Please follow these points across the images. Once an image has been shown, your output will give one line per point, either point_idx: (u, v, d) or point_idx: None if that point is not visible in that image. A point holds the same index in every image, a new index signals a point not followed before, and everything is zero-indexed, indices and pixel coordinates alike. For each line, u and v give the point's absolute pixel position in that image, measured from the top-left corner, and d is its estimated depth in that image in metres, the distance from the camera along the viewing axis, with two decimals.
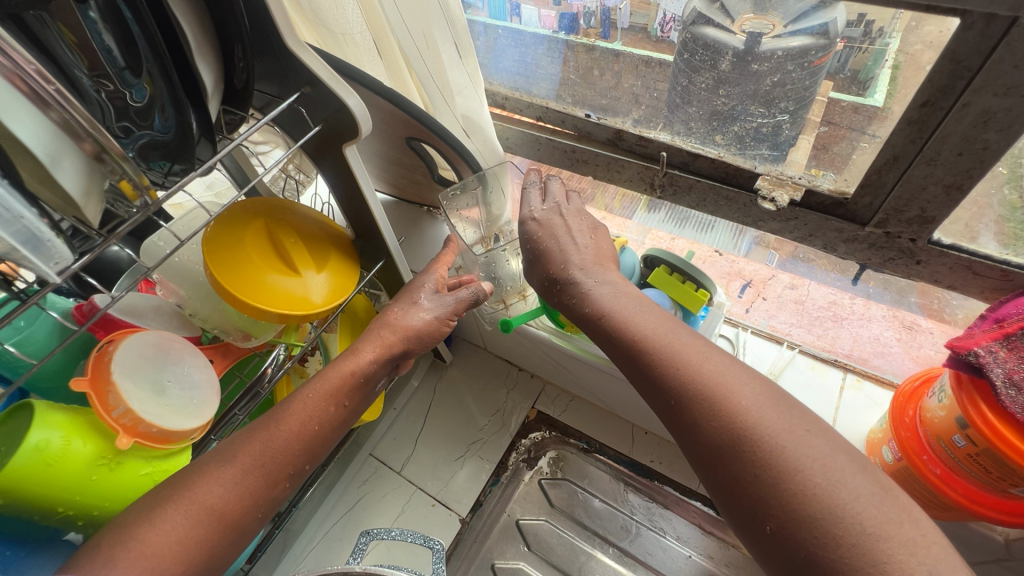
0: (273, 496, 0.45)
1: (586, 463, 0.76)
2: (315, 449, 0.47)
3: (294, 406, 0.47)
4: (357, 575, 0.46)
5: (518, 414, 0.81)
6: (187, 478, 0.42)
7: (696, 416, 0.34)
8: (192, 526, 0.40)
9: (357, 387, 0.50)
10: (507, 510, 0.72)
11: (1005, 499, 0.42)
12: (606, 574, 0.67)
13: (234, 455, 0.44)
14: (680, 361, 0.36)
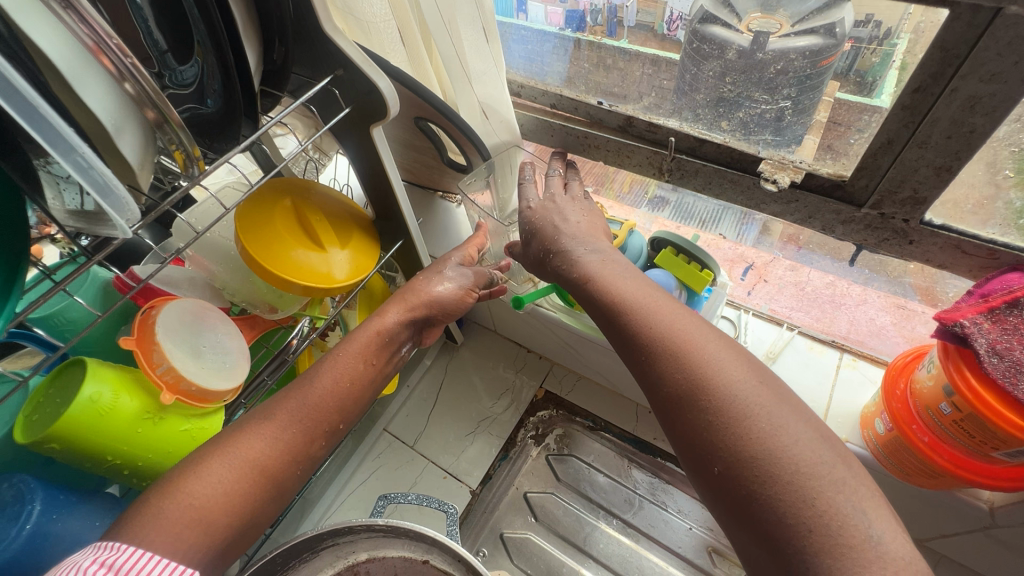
0: (310, 453, 0.47)
1: (591, 440, 0.79)
2: (349, 409, 0.50)
3: (327, 365, 0.49)
4: (381, 527, 0.51)
5: (527, 392, 0.84)
6: (228, 435, 0.44)
7: (657, 366, 0.36)
8: (236, 480, 0.42)
9: (382, 346, 0.53)
10: (515, 483, 0.75)
11: (990, 464, 0.45)
12: (610, 544, 0.70)
13: (272, 411, 0.46)
14: (653, 318, 0.38)
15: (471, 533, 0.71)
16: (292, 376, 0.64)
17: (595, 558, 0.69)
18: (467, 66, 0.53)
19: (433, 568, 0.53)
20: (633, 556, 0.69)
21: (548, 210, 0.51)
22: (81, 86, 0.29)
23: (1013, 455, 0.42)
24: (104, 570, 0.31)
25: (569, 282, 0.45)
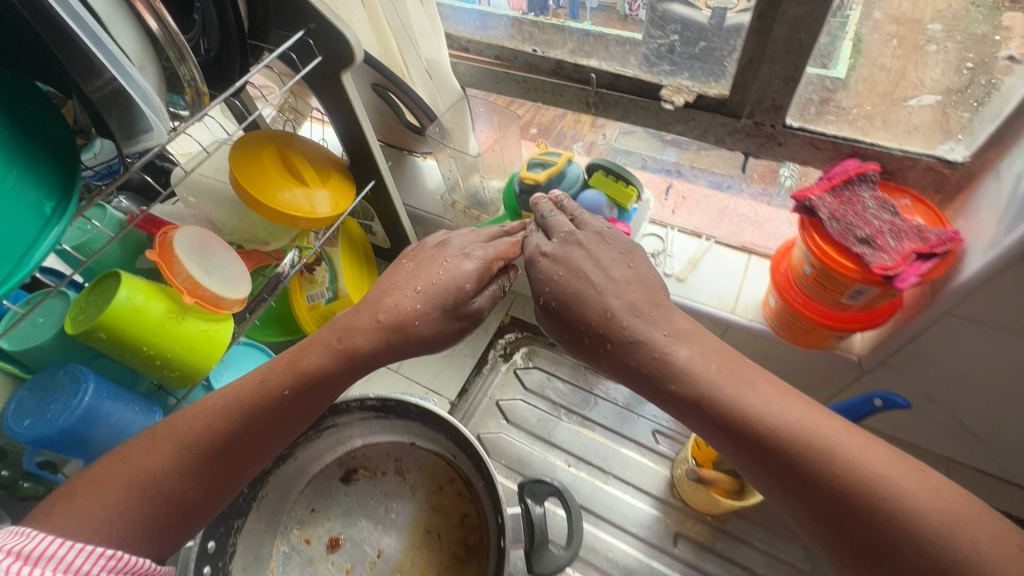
0: (235, 478, 0.49)
1: (552, 353, 0.91)
2: (280, 433, 0.51)
3: (259, 389, 0.49)
4: (372, 400, 0.63)
5: (495, 318, 0.95)
6: (139, 452, 0.45)
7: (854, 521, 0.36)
8: (139, 503, 0.43)
9: (326, 377, 0.51)
10: (488, 393, 0.87)
11: (843, 312, 0.59)
12: (570, 435, 0.82)
13: (174, 427, 0.46)
14: (819, 448, 0.38)
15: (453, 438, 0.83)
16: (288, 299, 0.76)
17: (559, 446, 0.81)
18: (412, 25, 0.63)
19: (420, 448, 0.66)
20: (591, 438, 0.82)
21: (578, 257, 0.53)
22: (113, 26, 0.39)
23: (853, 297, 0.55)
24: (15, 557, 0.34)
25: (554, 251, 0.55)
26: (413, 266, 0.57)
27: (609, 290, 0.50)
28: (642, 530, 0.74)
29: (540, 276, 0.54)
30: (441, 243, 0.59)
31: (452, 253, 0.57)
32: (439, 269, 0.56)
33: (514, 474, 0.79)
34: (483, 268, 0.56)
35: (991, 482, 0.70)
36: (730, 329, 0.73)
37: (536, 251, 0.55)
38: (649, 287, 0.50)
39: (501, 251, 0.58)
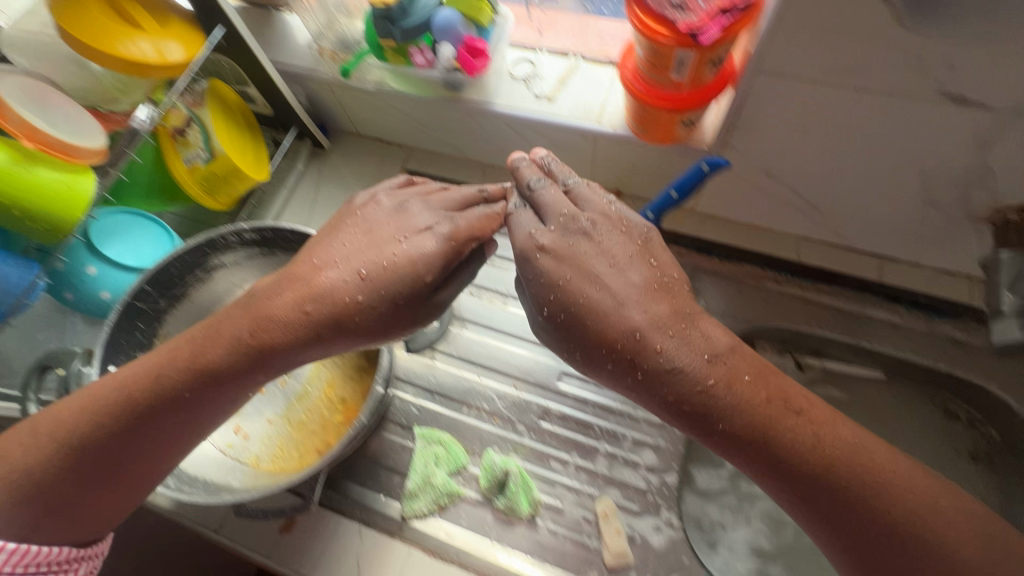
0: (117, 473, 0.54)
1: None
2: (155, 425, 0.54)
3: (134, 387, 0.54)
4: (248, 232, 0.64)
5: (392, 174, 0.96)
6: (27, 445, 0.53)
7: (903, 513, 0.47)
8: (20, 491, 0.52)
9: (191, 371, 0.53)
10: None
11: (680, 94, 0.62)
12: None
13: (61, 420, 0.53)
14: (856, 481, 0.48)
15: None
16: (155, 154, 0.77)
17: None
18: None
19: None
20: (489, 270, 0.89)
21: (584, 251, 0.53)
22: None
23: (680, 72, 0.59)
24: None
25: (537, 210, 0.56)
26: (359, 235, 0.56)
27: (630, 300, 0.51)
28: (539, 336, 0.83)
29: (540, 274, 0.54)
30: (398, 205, 0.58)
31: (412, 230, 0.56)
32: (390, 251, 0.54)
33: None
34: (449, 246, 0.55)
35: (834, 250, 0.80)
36: (599, 139, 0.76)
37: (531, 244, 0.54)
38: (655, 288, 0.52)
39: (473, 230, 0.56)
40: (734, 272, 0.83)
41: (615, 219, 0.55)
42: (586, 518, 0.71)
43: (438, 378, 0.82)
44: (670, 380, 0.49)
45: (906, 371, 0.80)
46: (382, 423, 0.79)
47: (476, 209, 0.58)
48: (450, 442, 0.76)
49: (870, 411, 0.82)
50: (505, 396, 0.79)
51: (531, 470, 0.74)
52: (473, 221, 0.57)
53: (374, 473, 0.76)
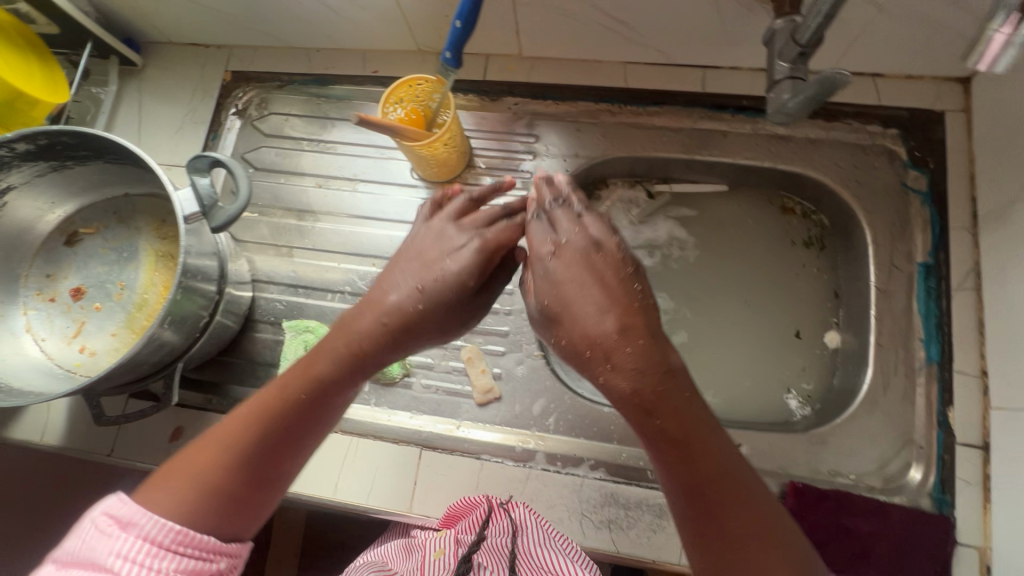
0: (271, 478, 0.51)
1: (282, 95, 0.89)
2: (293, 435, 0.51)
3: (279, 390, 0.52)
4: (17, 140, 0.56)
5: (216, 79, 0.90)
6: (194, 456, 0.49)
7: (784, 562, 0.42)
8: (217, 484, 0.48)
9: (326, 375, 0.52)
10: (232, 150, 0.88)
11: None
12: (315, 160, 0.87)
13: (217, 435, 0.50)
14: (746, 521, 0.43)
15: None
16: None
17: (306, 174, 0.87)
18: None
19: (135, 197, 0.70)
20: (332, 158, 0.87)
21: (588, 262, 0.50)
22: None
23: None
24: (111, 519, 0.45)
25: (544, 228, 0.55)
26: (415, 259, 0.56)
27: (610, 308, 0.47)
28: (391, 212, 0.83)
29: (547, 276, 0.51)
30: (437, 234, 0.57)
31: (451, 249, 0.55)
32: (439, 268, 0.54)
33: (273, 210, 0.86)
34: (483, 256, 0.55)
35: (660, 71, 0.80)
36: None
37: (546, 248, 0.53)
38: (634, 307, 0.47)
39: (501, 242, 0.57)
40: (572, 112, 0.83)
41: (618, 246, 0.52)
42: (454, 367, 0.76)
43: (299, 272, 0.82)
44: (616, 366, 0.45)
45: (743, 177, 0.83)
46: (252, 325, 0.81)
47: (500, 223, 0.58)
48: (318, 327, 0.78)
49: (719, 224, 0.87)
50: (366, 274, 0.81)
51: None
52: (499, 232, 0.57)
53: (253, 371, 0.79)
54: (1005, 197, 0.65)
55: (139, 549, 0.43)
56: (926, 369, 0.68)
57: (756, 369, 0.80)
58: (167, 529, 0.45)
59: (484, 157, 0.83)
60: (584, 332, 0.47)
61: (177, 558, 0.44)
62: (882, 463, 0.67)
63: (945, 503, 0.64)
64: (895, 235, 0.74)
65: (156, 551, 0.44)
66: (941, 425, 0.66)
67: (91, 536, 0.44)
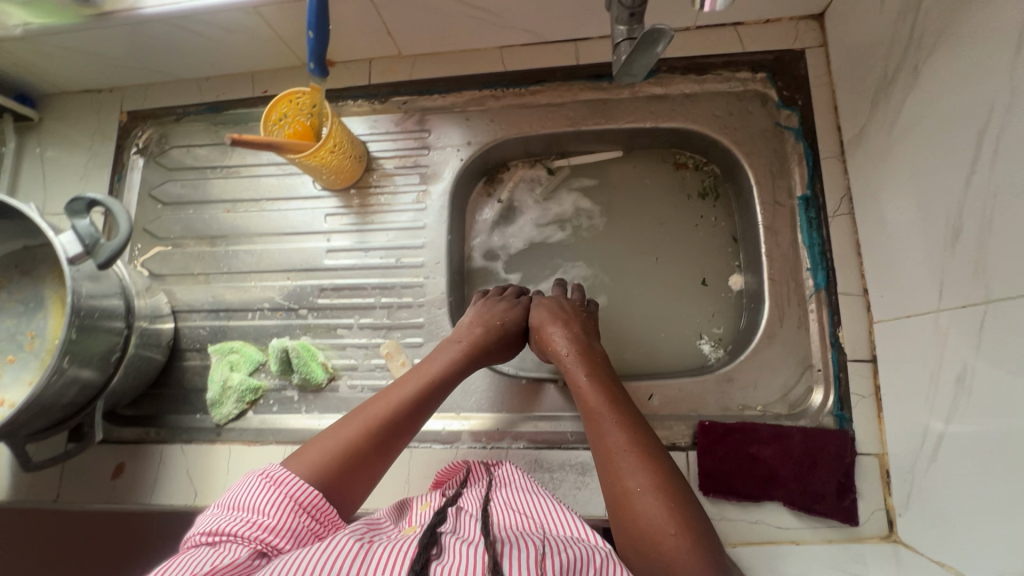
0: (381, 457, 0.59)
1: (181, 127, 0.91)
2: (407, 424, 0.61)
3: (399, 385, 0.64)
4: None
5: (113, 121, 0.91)
6: (331, 432, 0.59)
7: (645, 454, 0.54)
8: (346, 451, 0.57)
9: (437, 376, 0.66)
10: (139, 189, 0.90)
11: None
12: (220, 186, 0.88)
13: (351, 417, 0.60)
14: (622, 415, 0.59)
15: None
16: None
17: (213, 201, 0.88)
18: None
19: (39, 248, 0.72)
20: (235, 181, 0.88)
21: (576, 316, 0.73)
22: None
23: None
24: (270, 478, 0.52)
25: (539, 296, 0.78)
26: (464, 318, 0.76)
27: (577, 324, 0.71)
28: (299, 225, 0.85)
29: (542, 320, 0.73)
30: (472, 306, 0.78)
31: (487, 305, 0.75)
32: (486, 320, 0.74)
33: (186, 241, 0.87)
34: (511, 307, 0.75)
35: (535, 49, 0.82)
36: (261, 10, 0.74)
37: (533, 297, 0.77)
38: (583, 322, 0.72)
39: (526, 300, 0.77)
40: (458, 102, 0.85)
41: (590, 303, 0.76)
42: (377, 364, 0.78)
43: (218, 296, 0.84)
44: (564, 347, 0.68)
45: (633, 140, 0.86)
46: (180, 354, 0.83)
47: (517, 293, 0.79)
48: (242, 346, 0.80)
49: (619, 188, 0.89)
50: (281, 289, 0.83)
51: (323, 342, 0.80)
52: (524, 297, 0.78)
53: (189, 398, 0.81)
54: (861, 122, 0.68)
55: (285, 503, 0.50)
56: (816, 296, 0.72)
57: (669, 322, 0.83)
58: (310, 491, 0.52)
59: (382, 158, 0.85)
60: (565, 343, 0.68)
61: (309, 516, 0.51)
62: (786, 390, 0.70)
63: (845, 418, 0.67)
64: (775, 173, 0.77)
65: (298, 509, 0.51)
66: (834, 346, 0.70)
67: (251, 489, 0.52)
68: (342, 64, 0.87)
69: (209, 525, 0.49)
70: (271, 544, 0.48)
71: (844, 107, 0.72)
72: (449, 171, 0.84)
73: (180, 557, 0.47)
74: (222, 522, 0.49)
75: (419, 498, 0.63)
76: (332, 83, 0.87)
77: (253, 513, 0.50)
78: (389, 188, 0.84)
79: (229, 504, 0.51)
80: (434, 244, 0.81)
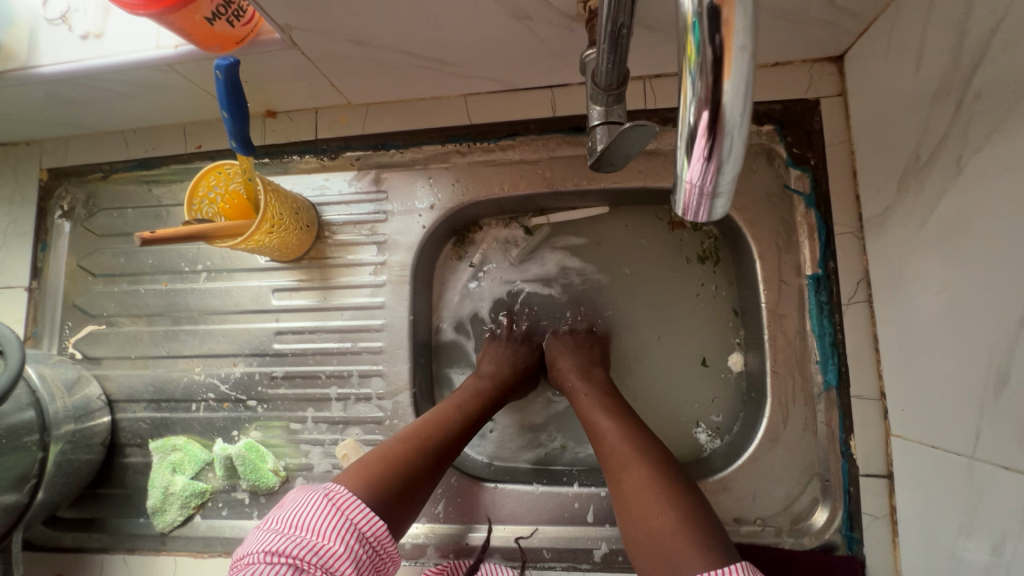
0: (431, 477, 0.57)
1: (109, 187, 0.81)
2: (453, 448, 0.60)
3: (439, 408, 0.64)
4: None
5: (31, 180, 0.81)
6: (376, 450, 0.57)
7: (637, 446, 0.54)
8: (400, 465, 0.55)
9: (473, 399, 0.66)
10: (65, 259, 0.80)
11: None
12: (155, 255, 0.79)
13: (393, 438, 0.59)
14: (617, 415, 0.59)
15: (46, 340, 0.79)
16: None
17: (149, 273, 0.79)
18: None
19: None
20: (173, 250, 0.79)
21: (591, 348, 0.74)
22: None
23: None
24: (331, 497, 0.49)
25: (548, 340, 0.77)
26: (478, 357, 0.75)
27: (599, 351, 0.72)
28: (244, 302, 0.76)
29: (554, 355, 0.74)
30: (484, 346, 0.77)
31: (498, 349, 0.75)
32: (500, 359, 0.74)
33: (121, 319, 0.79)
34: (520, 346, 0.76)
35: (505, 98, 0.71)
36: (176, 67, 0.63)
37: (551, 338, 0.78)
38: (604, 353, 0.72)
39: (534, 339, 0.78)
40: (419, 158, 0.74)
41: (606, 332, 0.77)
42: (334, 466, 0.70)
43: (158, 384, 0.76)
44: (590, 367, 0.69)
45: (620, 199, 0.75)
46: (120, 450, 0.75)
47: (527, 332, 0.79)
48: (187, 444, 0.73)
49: (607, 251, 0.78)
50: (227, 376, 0.75)
51: (276, 439, 0.72)
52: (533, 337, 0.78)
53: (131, 499, 0.74)
54: (884, 201, 0.58)
55: (347, 529, 0.48)
56: (825, 395, 0.63)
57: (661, 406, 0.74)
58: (377, 524, 0.50)
59: (334, 224, 0.75)
60: (580, 364, 0.69)
61: (368, 548, 0.49)
62: (788, 502, 0.63)
63: (854, 540, 0.60)
64: (781, 247, 0.66)
65: (360, 540, 0.48)
66: (844, 455, 0.62)
67: (312, 508, 0.49)
68: (285, 114, 0.76)
69: (269, 543, 0.47)
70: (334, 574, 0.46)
71: (864, 176, 0.61)
72: (411, 239, 0.74)
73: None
74: (282, 543, 0.46)
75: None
76: (274, 137, 0.76)
77: (314, 537, 0.47)
78: (345, 259, 0.75)
79: (290, 523, 0.48)
80: (394, 326, 0.72)
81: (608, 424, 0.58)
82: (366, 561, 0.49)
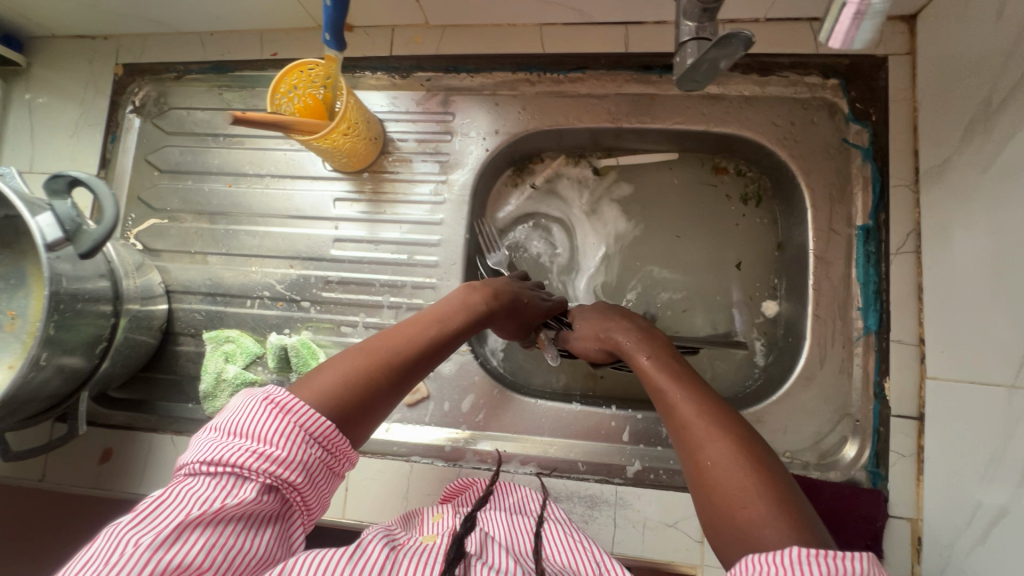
0: (390, 396, 0.48)
1: (181, 87, 0.83)
2: (418, 368, 0.51)
3: (410, 325, 0.54)
4: None
5: (107, 74, 0.83)
6: (332, 364, 0.48)
7: (715, 422, 0.47)
8: (353, 382, 0.46)
9: (452, 316, 0.57)
10: (133, 153, 0.82)
11: None
12: (221, 156, 0.81)
13: (356, 350, 0.49)
14: (690, 388, 0.52)
15: None
16: None
17: (214, 173, 0.81)
18: None
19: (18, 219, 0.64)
20: (239, 153, 0.81)
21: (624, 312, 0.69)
22: None
23: None
24: (274, 403, 0.42)
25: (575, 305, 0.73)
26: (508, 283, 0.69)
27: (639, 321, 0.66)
28: (304, 208, 0.78)
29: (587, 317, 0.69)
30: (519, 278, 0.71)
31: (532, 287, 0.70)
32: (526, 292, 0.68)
33: (183, 215, 0.81)
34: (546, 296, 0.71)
35: (580, 30, 0.73)
36: None
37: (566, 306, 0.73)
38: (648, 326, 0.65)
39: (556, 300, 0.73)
40: (488, 84, 0.77)
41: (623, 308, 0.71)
42: None
43: (215, 279, 0.79)
44: (643, 338, 0.62)
45: (678, 142, 0.77)
46: (174, 337, 0.79)
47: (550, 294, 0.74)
48: (239, 336, 0.75)
49: (654, 194, 0.80)
50: (283, 278, 0.77)
51: (325, 339, 0.75)
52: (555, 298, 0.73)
53: (183, 386, 0.78)
54: (944, 153, 0.60)
55: (292, 434, 0.41)
56: (863, 339, 0.66)
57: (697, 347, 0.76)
58: (323, 423, 0.42)
59: (399, 141, 0.77)
60: (638, 334, 0.63)
61: (321, 451, 0.42)
62: (818, 438, 0.66)
63: (879, 476, 0.62)
64: (834, 196, 0.69)
65: (308, 442, 0.42)
66: (877, 396, 0.64)
67: (249, 413, 0.42)
68: (361, 30, 0.78)
69: (203, 452, 0.41)
70: (280, 482, 0.40)
71: (925, 131, 0.64)
72: (472, 161, 0.76)
73: (172, 490, 0.39)
74: (218, 450, 0.40)
75: (430, 512, 0.59)
76: (349, 51, 0.78)
77: (254, 442, 0.40)
78: (406, 175, 0.77)
79: (226, 429, 0.42)
80: (450, 243, 0.75)
81: (677, 394, 0.52)
82: (317, 465, 0.42)
